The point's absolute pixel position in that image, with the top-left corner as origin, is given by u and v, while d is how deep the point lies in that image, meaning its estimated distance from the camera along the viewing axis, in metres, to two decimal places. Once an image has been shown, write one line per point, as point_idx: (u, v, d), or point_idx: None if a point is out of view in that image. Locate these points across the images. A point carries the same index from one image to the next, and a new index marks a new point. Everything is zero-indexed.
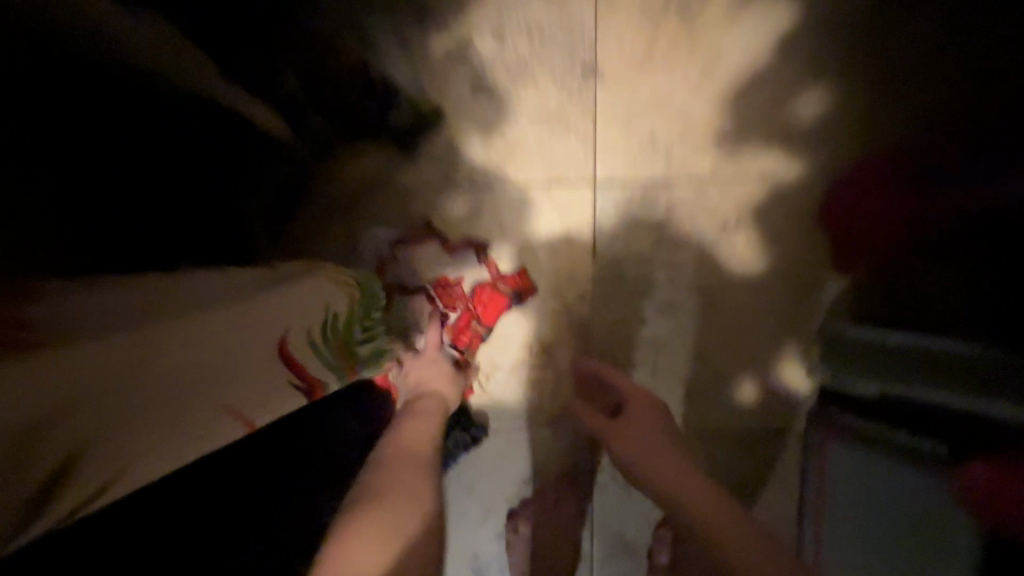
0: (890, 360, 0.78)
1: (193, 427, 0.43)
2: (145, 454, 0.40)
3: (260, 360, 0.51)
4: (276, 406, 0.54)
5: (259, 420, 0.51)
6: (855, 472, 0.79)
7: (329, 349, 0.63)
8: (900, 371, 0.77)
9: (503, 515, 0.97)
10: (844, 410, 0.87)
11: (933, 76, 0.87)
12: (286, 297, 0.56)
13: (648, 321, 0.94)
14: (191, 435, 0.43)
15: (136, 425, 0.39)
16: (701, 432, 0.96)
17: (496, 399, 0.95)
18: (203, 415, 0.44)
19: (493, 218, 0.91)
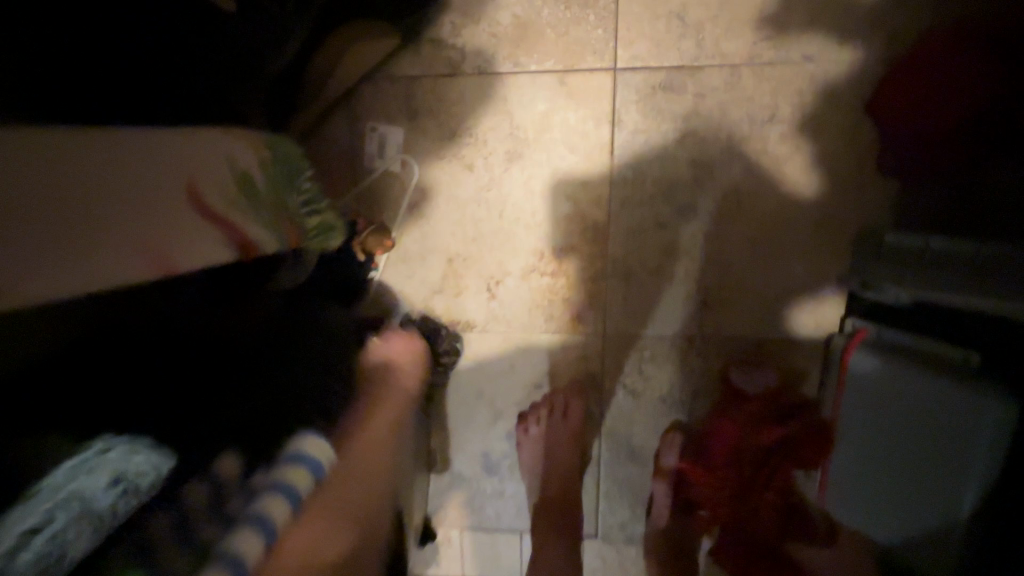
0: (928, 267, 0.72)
1: (87, 262, 0.38)
2: (37, 278, 0.34)
3: (175, 203, 0.46)
4: (196, 252, 0.48)
5: (178, 262, 0.46)
6: (882, 385, 0.75)
7: (267, 213, 0.59)
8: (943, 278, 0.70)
9: (513, 418, 0.99)
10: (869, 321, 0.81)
11: None
12: (196, 141, 0.50)
13: (667, 225, 0.88)
14: (127, 253, 0.41)
15: (26, 249, 0.34)
16: (720, 344, 0.92)
17: (505, 304, 0.94)
18: (133, 244, 0.42)
19: (503, 113, 0.85)
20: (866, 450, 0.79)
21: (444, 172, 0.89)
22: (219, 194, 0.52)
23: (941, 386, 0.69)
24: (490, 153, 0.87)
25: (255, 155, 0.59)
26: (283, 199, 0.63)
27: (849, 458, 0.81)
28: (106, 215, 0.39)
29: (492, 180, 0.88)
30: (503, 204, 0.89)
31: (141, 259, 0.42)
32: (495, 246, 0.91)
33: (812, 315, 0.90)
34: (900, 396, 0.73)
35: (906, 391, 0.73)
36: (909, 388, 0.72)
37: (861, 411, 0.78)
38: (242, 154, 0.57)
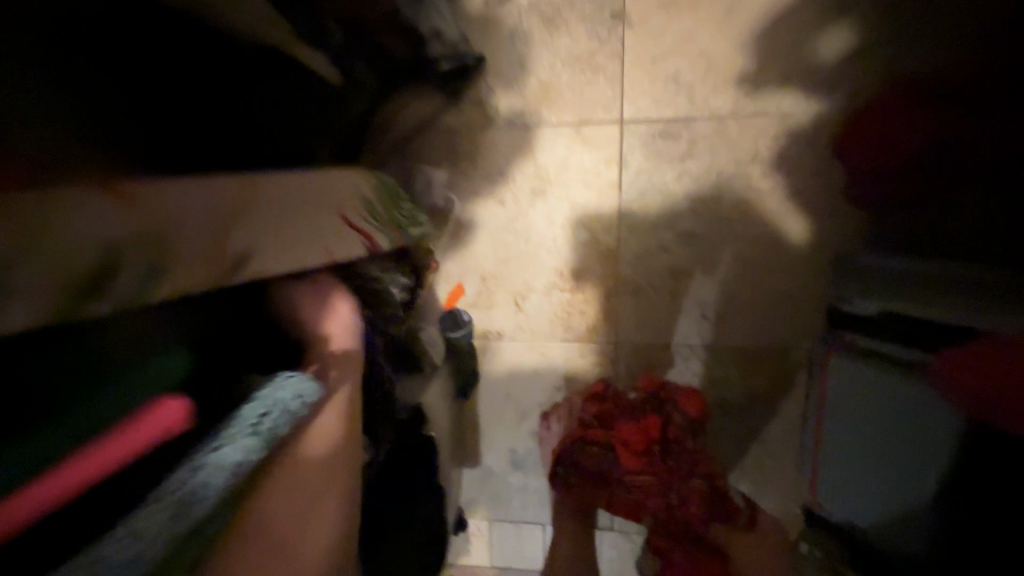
0: (897, 286, 0.85)
1: (291, 249, 0.53)
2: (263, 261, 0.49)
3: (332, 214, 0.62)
4: (349, 248, 0.64)
5: (340, 254, 0.62)
6: (858, 385, 0.87)
7: (385, 222, 0.76)
8: (910, 295, 0.82)
9: (536, 416, 1.14)
10: (845, 329, 0.94)
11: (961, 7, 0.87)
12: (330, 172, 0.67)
13: (669, 248, 1.02)
14: (310, 249, 0.56)
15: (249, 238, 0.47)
16: (719, 352, 1.05)
17: (531, 316, 1.10)
18: (314, 242, 0.57)
19: (529, 156, 1.03)
20: (856, 450, 0.88)
21: (480, 205, 1.06)
22: (355, 207, 0.67)
23: (904, 385, 0.77)
24: (518, 189, 1.04)
25: (376, 186, 0.77)
26: (392, 212, 0.80)
27: (846, 459, 0.91)
28: (278, 215, 0.52)
29: (519, 211, 1.05)
30: (528, 230, 1.06)
31: (320, 252, 0.58)
32: (522, 267, 1.08)
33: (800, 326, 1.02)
34: (878, 396, 0.82)
35: (884, 391, 0.81)
36: (884, 387, 0.81)
37: (851, 413, 0.89)
38: (366, 186, 0.74)
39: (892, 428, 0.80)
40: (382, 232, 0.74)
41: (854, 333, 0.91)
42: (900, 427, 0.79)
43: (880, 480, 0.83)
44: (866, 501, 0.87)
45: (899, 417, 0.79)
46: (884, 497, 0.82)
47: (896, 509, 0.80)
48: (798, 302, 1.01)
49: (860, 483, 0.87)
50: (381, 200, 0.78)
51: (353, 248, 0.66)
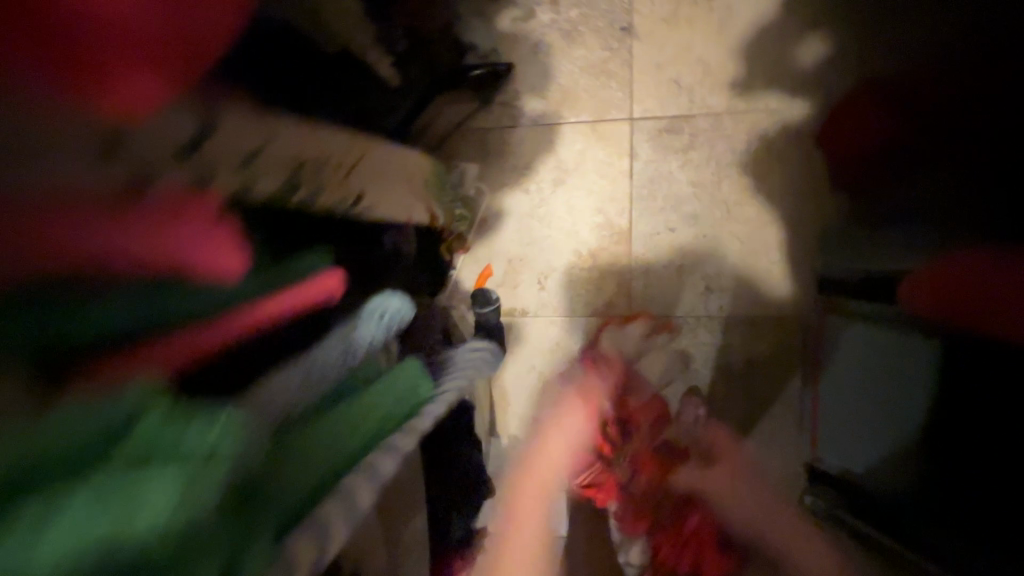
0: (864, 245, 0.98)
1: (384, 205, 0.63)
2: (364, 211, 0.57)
3: (410, 185, 0.72)
4: (414, 212, 0.75)
5: (410, 217, 0.72)
6: (846, 335, 1.01)
7: (437, 195, 0.89)
8: (873, 250, 0.96)
9: (557, 386, 1.25)
10: (826, 293, 1.09)
11: (921, 18, 1.02)
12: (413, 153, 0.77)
13: (674, 228, 1.16)
14: (392, 208, 0.65)
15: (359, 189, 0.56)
16: (721, 320, 1.18)
17: (552, 293, 1.22)
18: (395, 202, 0.66)
19: (551, 150, 1.17)
20: (844, 397, 1.01)
21: (507, 193, 1.20)
22: (422, 180, 0.79)
23: (882, 324, 0.90)
24: (539, 179, 1.19)
25: (432, 166, 0.89)
26: (438, 189, 0.92)
27: (837, 411, 1.04)
28: (377, 178, 0.60)
29: (542, 199, 1.19)
30: (550, 216, 1.20)
31: (396, 213, 0.67)
32: (544, 248, 1.21)
33: (794, 296, 1.14)
34: (863, 342, 0.96)
35: (867, 336, 0.95)
36: (864, 331, 0.95)
37: (851, 370, 0.99)
38: (427, 165, 0.85)
39: (884, 380, 0.90)
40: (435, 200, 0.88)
41: (835, 297, 1.06)
42: (891, 382, 0.88)
43: (871, 429, 0.93)
44: (859, 449, 0.97)
45: (891, 372, 0.88)
46: (874, 443, 0.92)
47: (878, 449, 0.91)
48: (791, 274, 1.13)
49: (856, 432, 0.97)
50: (434, 180, 0.90)
51: (419, 211, 0.77)
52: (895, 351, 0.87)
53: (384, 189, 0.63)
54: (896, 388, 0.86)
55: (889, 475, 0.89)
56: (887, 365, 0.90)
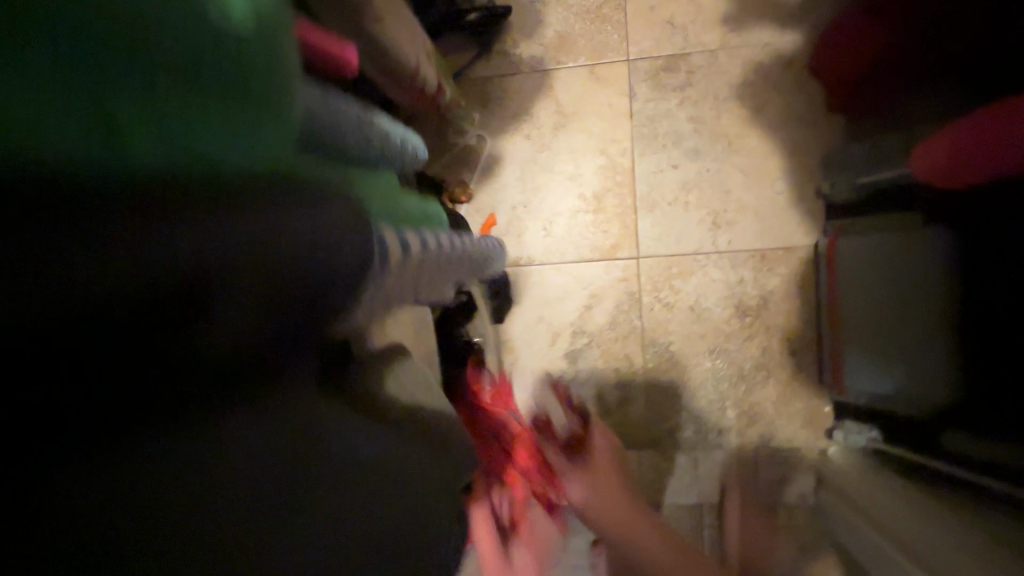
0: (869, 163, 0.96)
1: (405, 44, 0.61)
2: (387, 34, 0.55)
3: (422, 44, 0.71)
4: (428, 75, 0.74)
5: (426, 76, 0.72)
6: (861, 257, 0.97)
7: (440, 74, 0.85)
8: (876, 165, 0.94)
9: (567, 336, 1.20)
10: (839, 217, 1.07)
11: None
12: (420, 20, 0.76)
13: (677, 165, 1.15)
14: (412, 53, 0.64)
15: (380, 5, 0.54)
16: (732, 257, 1.15)
17: (558, 239, 1.20)
18: (414, 48, 0.65)
19: (550, 94, 1.18)
20: (866, 319, 0.97)
21: (508, 140, 1.20)
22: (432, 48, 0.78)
23: (904, 236, 0.85)
24: (540, 124, 1.19)
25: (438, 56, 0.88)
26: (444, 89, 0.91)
27: (861, 338, 0.99)
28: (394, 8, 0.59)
29: (543, 143, 1.19)
30: (553, 159, 1.19)
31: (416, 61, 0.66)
32: (548, 193, 1.20)
33: (804, 226, 1.12)
34: (886, 262, 0.91)
35: (889, 253, 0.90)
36: (889, 247, 0.89)
37: (863, 291, 0.97)
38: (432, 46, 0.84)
39: (893, 296, 0.88)
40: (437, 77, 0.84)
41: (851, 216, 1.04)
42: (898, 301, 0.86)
43: (887, 345, 0.91)
44: (881, 371, 0.94)
45: (898, 289, 0.86)
46: (894, 363, 0.89)
47: (908, 376, 0.86)
48: (798, 201, 1.12)
49: (877, 355, 0.94)
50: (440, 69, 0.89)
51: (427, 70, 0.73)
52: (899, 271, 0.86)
53: (402, 27, 0.61)
54: (920, 301, 0.81)
55: (930, 393, 0.83)
56: (892, 287, 0.88)
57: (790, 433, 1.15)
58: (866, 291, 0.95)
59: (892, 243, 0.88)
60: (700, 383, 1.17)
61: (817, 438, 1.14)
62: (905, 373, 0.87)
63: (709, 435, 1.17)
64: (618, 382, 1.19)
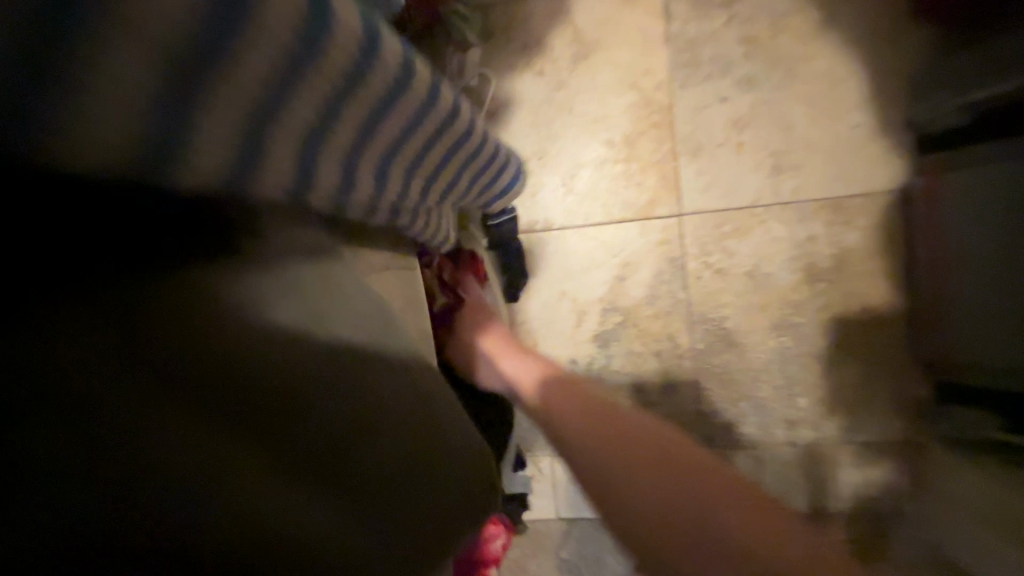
0: (983, 72, 0.74)
1: None
2: None
3: None
4: None
5: None
6: (973, 196, 0.75)
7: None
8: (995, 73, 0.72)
9: (597, 314, 0.99)
10: (934, 152, 0.85)
11: None
12: None
13: (727, 98, 0.93)
14: None
15: None
16: (799, 208, 0.93)
17: (581, 196, 0.98)
18: None
19: (568, 20, 0.97)
20: (982, 277, 0.75)
21: (518, 78, 0.99)
22: None
23: None
24: (555, 57, 0.98)
25: None
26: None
27: (973, 301, 0.76)
28: None
29: (560, 80, 0.98)
30: (573, 99, 0.98)
31: None
32: (567, 141, 0.98)
33: (889, 166, 0.90)
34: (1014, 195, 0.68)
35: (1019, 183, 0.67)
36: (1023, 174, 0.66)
37: (970, 245, 0.77)
38: None
39: (1011, 251, 0.70)
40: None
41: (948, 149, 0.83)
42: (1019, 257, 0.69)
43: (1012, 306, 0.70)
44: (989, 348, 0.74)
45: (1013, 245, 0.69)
46: (1004, 334, 0.71)
47: None
48: (879, 137, 0.90)
49: (985, 325, 0.74)
50: None
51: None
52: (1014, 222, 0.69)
53: None
54: None
55: None
56: (1004, 240, 0.71)
57: (876, 425, 0.93)
58: (988, 238, 0.73)
59: (997, 191, 0.71)
60: (762, 367, 0.95)
61: (912, 429, 0.92)
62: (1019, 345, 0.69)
63: (776, 430, 0.95)
64: (659, 369, 0.98)
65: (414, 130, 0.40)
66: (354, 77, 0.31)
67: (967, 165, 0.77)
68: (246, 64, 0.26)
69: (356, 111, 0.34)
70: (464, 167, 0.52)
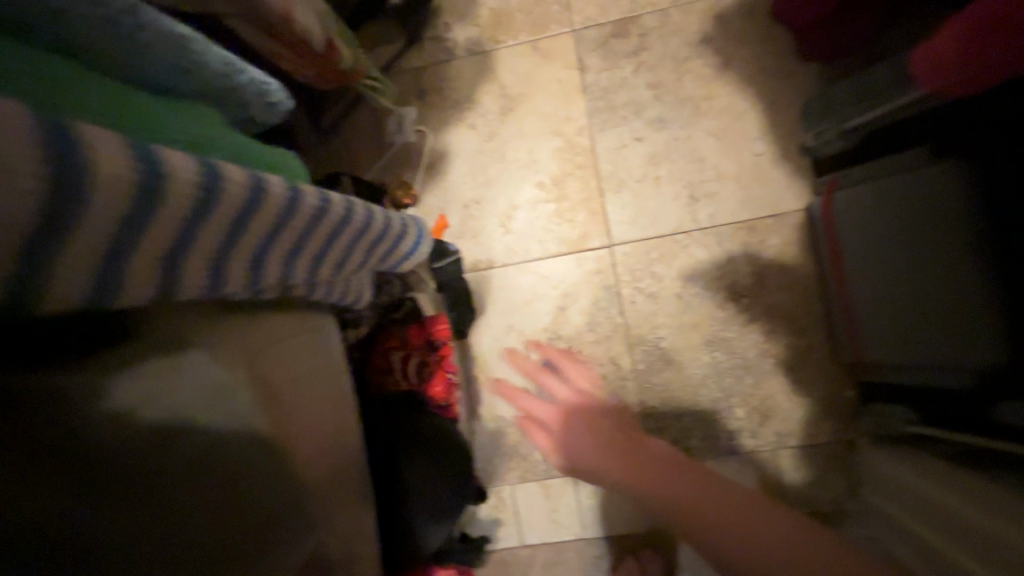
0: (853, 103, 0.84)
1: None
2: None
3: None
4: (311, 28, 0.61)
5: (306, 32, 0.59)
6: (859, 209, 0.85)
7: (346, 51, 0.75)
8: (864, 104, 0.83)
9: (543, 344, 1.04)
10: (827, 172, 0.96)
11: None
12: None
13: (642, 136, 1.03)
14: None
15: None
16: (717, 231, 1.01)
17: (519, 235, 1.06)
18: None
19: (493, 77, 1.07)
20: (875, 282, 0.84)
21: (453, 131, 1.08)
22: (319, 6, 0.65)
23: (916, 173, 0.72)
24: (484, 110, 1.07)
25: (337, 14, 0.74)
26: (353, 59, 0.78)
27: (871, 305, 0.85)
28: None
29: (492, 130, 1.07)
30: (504, 147, 1.06)
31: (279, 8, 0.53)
32: (503, 184, 1.06)
33: (792, 187, 0.99)
34: (891, 210, 0.78)
35: (893, 194, 0.77)
36: (901, 185, 0.75)
37: (867, 257, 0.85)
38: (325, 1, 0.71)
39: (899, 262, 0.78)
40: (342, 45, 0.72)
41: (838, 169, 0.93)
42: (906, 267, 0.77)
43: (902, 309, 0.78)
44: (896, 348, 0.82)
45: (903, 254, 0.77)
46: (902, 332, 0.79)
47: (932, 343, 0.73)
48: (780, 163, 1.00)
49: (884, 330, 0.83)
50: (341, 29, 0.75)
51: (313, 22, 0.60)
52: (899, 237, 0.77)
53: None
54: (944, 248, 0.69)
55: (954, 355, 0.70)
56: (894, 253, 0.79)
57: (811, 430, 0.98)
58: (877, 247, 0.82)
59: (884, 209, 0.79)
60: (700, 382, 1.01)
61: (843, 428, 0.98)
62: (917, 347, 0.77)
63: (720, 440, 1.00)
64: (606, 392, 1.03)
65: (310, 237, 0.42)
66: (248, 212, 0.33)
67: (861, 183, 0.85)
68: (153, 228, 0.28)
69: (243, 248, 0.36)
70: (371, 250, 0.53)
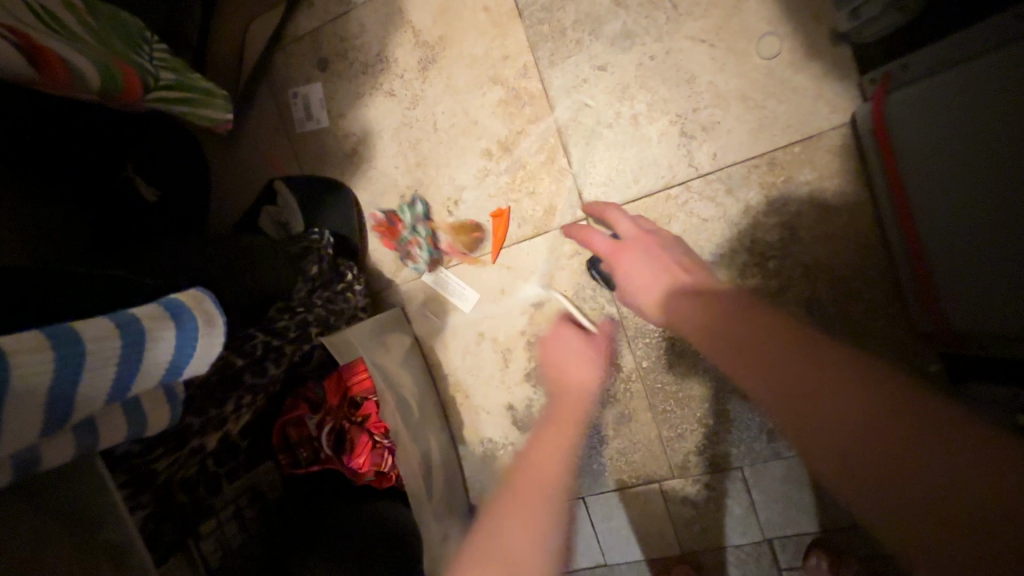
0: None
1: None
2: None
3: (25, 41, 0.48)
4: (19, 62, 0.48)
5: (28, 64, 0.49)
6: (924, 115, 0.59)
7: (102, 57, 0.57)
8: None
9: (522, 353, 0.85)
10: (872, 70, 0.68)
11: None
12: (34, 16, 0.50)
13: (605, 63, 0.76)
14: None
15: None
16: (724, 177, 0.74)
17: (470, 224, 0.84)
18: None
19: (405, 23, 0.83)
20: (952, 219, 0.58)
21: (370, 105, 0.85)
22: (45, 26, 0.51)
23: None
24: (403, 69, 0.83)
25: (97, 34, 0.57)
26: (122, 54, 0.60)
27: (950, 253, 0.60)
28: None
29: (416, 93, 0.83)
30: (435, 111, 0.83)
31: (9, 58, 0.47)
32: (443, 161, 0.84)
33: (826, 94, 0.70)
34: (984, 112, 0.53)
35: (987, 83, 0.52)
36: (997, 73, 0.51)
37: (931, 189, 0.60)
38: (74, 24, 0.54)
39: (982, 194, 0.54)
40: (81, 61, 0.54)
41: (887, 66, 0.66)
42: (1004, 204, 0.53)
43: (998, 256, 0.54)
44: (995, 314, 0.56)
45: (990, 183, 0.53)
46: (1009, 290, 0.54)
47: None
48: (805, 62, 0.70)
49: (973, 288, 0.58)
50: (109, 43, 0.59)
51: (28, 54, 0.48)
52: (990, 162, 0.53)
53: None
54: None
55: None
56: (977, 182, 0.55)
57: None
58: (952, 168, 0.57)
59: (963, 117, 0.55)
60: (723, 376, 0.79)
61: None
62: (1018, 314, 0.54)
63: (758, 443, 0.79)
64: (606, 399, 0.83)
65: None
66: None
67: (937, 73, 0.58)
68: None
69: None
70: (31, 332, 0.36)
